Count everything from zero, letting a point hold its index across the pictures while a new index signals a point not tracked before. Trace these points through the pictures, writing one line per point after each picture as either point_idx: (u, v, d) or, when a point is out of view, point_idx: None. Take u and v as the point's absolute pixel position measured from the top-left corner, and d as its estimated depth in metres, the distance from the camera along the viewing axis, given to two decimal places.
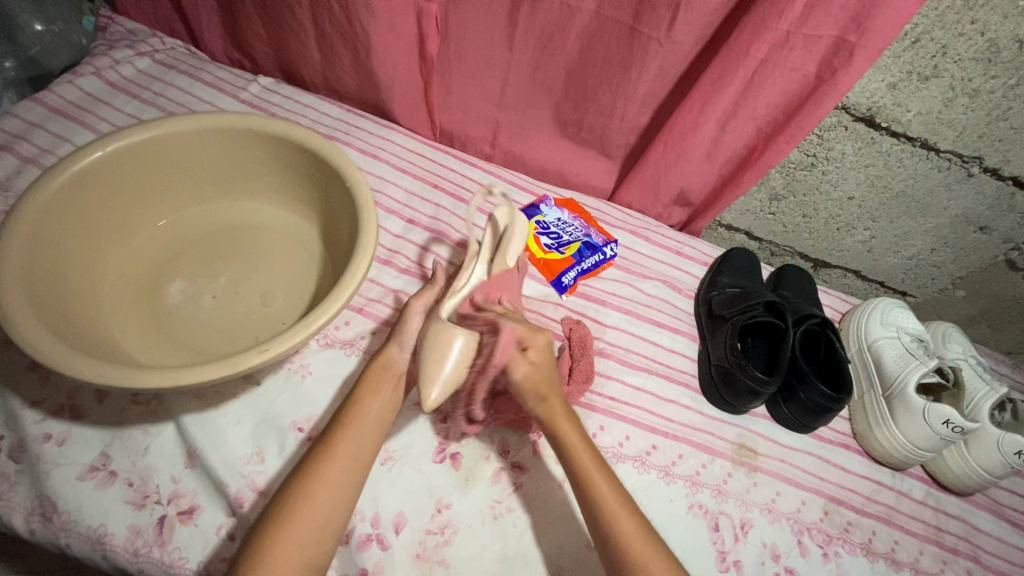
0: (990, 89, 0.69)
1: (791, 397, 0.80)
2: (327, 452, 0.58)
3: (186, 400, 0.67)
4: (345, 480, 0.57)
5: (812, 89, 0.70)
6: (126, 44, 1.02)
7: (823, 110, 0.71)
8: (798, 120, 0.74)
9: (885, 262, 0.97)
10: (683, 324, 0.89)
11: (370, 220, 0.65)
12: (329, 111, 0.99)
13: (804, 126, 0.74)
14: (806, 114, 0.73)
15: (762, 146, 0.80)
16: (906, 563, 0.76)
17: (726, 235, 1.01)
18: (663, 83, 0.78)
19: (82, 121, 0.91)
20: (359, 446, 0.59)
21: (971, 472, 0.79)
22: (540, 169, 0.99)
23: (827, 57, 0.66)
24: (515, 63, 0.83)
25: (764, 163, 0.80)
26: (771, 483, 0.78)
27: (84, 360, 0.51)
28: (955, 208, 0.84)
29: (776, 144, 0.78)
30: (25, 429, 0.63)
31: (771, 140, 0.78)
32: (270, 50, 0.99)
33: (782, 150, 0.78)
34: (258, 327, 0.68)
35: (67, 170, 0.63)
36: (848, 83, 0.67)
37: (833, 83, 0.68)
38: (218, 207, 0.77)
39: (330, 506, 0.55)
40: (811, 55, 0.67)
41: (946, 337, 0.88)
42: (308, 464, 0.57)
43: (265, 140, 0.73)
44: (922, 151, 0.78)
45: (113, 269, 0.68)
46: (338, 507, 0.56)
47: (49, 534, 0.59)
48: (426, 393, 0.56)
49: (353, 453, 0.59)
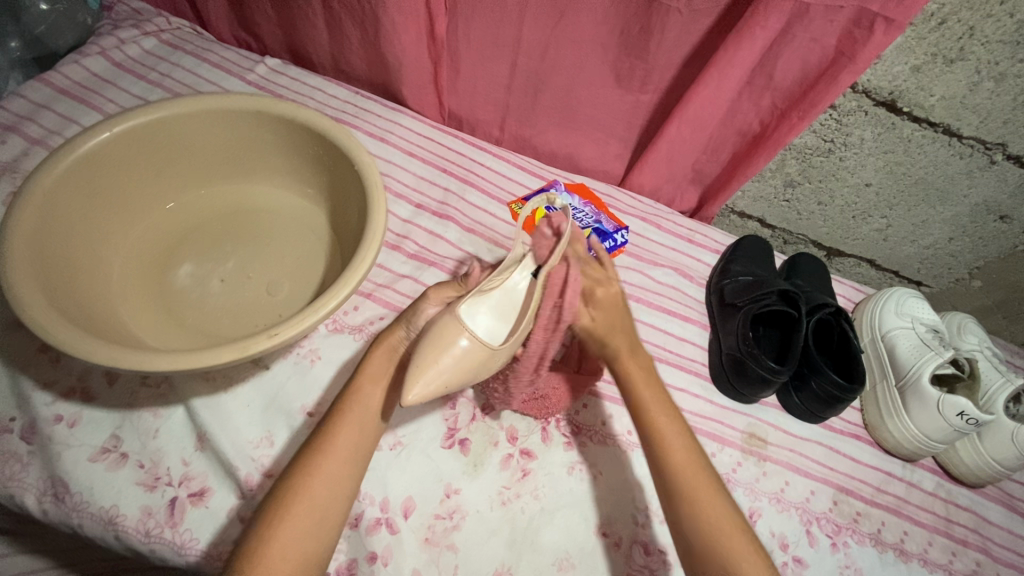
0: (1017, 73, 0.67)
1: (803, 386, 0.79)
2: (325, 433, 0.57)
3: (196, 383, 0.67)
4: (342, 475, 0.56)
5: (830, 63, 0.69)
6: (131, 24, 1.00)
7: (838, 86, 0.70)
8: (815, 94, 0.72)
9: (901, 251, 0.95)
10: (694, 312, 0.88)
11: (379, 205, 0.64)
12: (337, 93, 0.98)
13: (821, 102, 0.72)
14: (822, 89, 0.71)
15: (775, 121, 0.78)
16: (916, 554, 0.75)
17: (739, 223, 0.99)
18: (679, 63, 0.76)
19: (89, 103, 0.90)
20: (359, 438, 0.58)
21: (983, 464, 0.78)
22: (551, 153, 0.98)
23: (847, 28, 0.65)
24: (526, 43, 0.81)
25: (777, 140, 0.78)
26: (780, 473, 0.77)
27: (94, 342, 0.51)
28: (976, 196, 0.82)
29: (790, 120, 0.76)
30: (36, 411, 0.63)
31: (785, 116, 0.76)
32: (276, 30, 0.98)
33: (795, 127, 0.76)
34: (268, 311, 0.68)
35: (74, 150, 0.62)
36: (867, 56, 0.66)
37: (852, 55, 0.66)
38: (227, 189, 0.76)
39: (328, 500, 0.54)
40: (829, 25, 0.65)
41: (962, 328, 0.87)
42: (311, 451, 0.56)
43: (273, 121, 0.72)
44: (944, 137, 0.76)
45: (121, 251, 0.68)
46: (337, 501, 0.55)
47: (62, 515, 0.60)
48: (407, 390, 0.52)
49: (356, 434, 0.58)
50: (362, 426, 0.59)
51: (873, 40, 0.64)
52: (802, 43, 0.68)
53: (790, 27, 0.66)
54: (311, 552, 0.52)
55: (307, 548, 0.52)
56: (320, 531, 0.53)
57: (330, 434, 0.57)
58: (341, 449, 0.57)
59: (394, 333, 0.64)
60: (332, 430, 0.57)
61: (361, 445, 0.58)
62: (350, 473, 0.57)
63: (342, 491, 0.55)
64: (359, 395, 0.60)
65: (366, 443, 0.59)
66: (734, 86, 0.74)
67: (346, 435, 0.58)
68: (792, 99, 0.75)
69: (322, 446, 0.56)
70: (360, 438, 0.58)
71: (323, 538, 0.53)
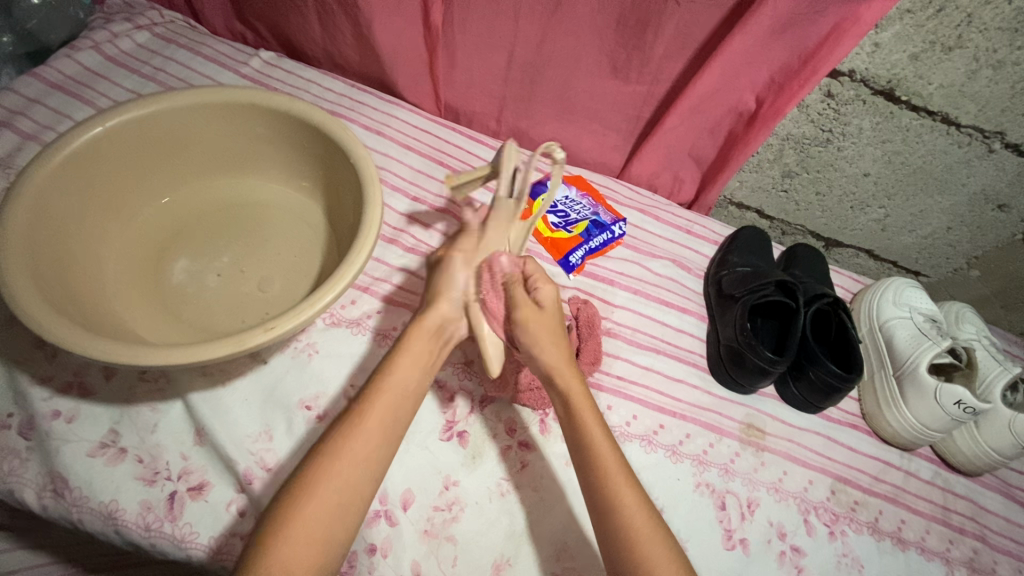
0: (1016, 60, 0.66)
1: (801, 376, 0.79)
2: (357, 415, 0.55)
3: (193, 377, 0.67)
4: (369, 460, 0.53)
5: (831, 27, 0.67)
6: (123, 17, 0.99)
7: (842, 49, 0.68)
8: (816, 61, 0.70)
9: (898, 241, 0.95)
10: (692, 304, 0.88)
11: (375, 199, 0.64)
12: (331, 86, 0.97)
13: (822, 69, 0.70)
14: (824, 55, 0.69)
15: (772, 94, 0.76)
16: (913, 542, 0.76)
17: (737, 214, 0.99)
18: (676, 53, 0.76)
19: (82, 97, 0.89)
20: (392, 420, 0.56)
21: (980, 452, 0.78)
22: (547, 145, 0.97)
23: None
24: (522, 34, 0.81)
25: (774, 112, 0.77)
26: (778, 463, 0.77)
27: (90, 337, 0.51)
28: (974, 185, 0.82)
29: (790, 90, 0.74)
30: (34, 406, 0.63)
31: (783, 88, 0.75)
32: (271, 23, 0.97)
33: (795, 94, 0.74)
34: (264, 305, 0.68)
35: (66, 145, 0.62)
36: (872, 17, 0.64)
37: (855, 19, 0.65)
38: (221, 184, 0.76)
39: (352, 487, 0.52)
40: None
41: (960, 317, 0.87)
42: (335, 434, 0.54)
43: (266, 115, 0.72)
44: (942, 126, 0.75)
45: (116, 248, 0.67)
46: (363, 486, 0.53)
47: (61, 509, 0.60)
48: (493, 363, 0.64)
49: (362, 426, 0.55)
50: (393, 409, 0.57)
51: (876, 2, 0.63)
52: (801, 20, 0.67)
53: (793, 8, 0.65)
54: (334, 538, 0.50)
55: (332, 532, 0.50)
56: (341, 517, 0.51)
57: (360, 416, 0.55)
58: (370, 435, 0.54)
59: (434, 311, 0.64)
60: (360, 411, 0.55)
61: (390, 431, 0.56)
62: (378, 457, 0.54)
63: (366, 478, 0.53)
64: (390, 378, 0.58)
65: (397, 426, 0.57)
66: (734, 70, 0.73)
67: (374, 422, 0.55)
68: (790, 72, 0.73)
69: (352, 428, 0.54)
70: (391, 421, 0.56)
71: (348, 521, 0.51)
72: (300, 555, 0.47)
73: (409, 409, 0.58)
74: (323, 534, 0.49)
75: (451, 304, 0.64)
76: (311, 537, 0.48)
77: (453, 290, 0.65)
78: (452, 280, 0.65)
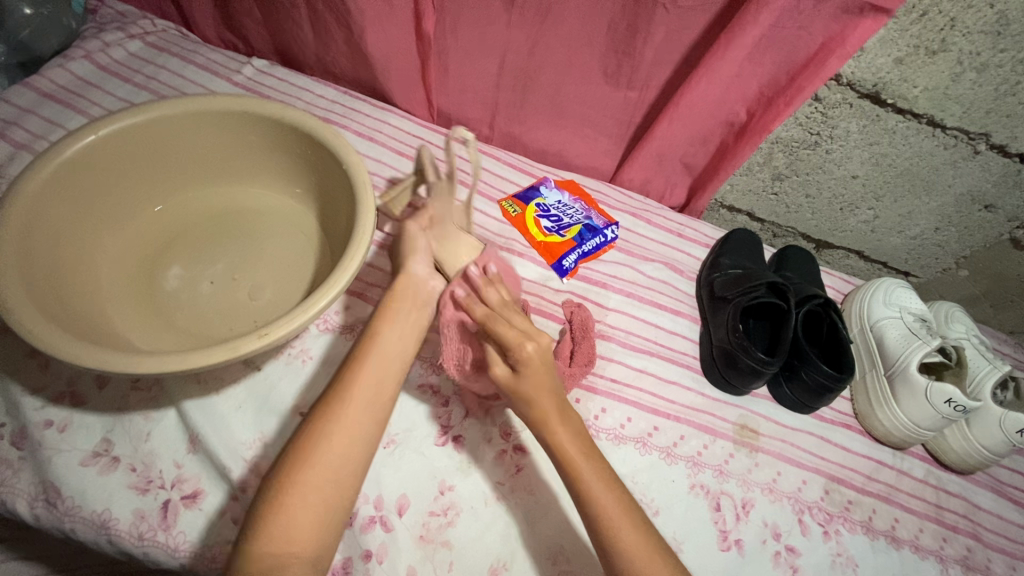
0: (999, 63, 0.67)
1: (793, 377, 0.79)
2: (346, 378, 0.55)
3: (187, 385, 0.67)
4: (363, 423, 0.53)
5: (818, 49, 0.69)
6: (115, 27, 1.00)
7: (827, 70, 0.70)
8: (803, 79, 0.72)
9: (888, 241, 0.96)
10: (684, 306, 0.89)
11: (368, 204, 0.64)
12: (324, 93, 0.98)
13: (808, 87, 0.72)
14: (811, 73, 0.71)
15: (761, 109, 0.78)
16: (907, 540, 0.76)
17: (728, 217, 1.00)
18: (667, 59, 0.76)
19: (74, 106, 0.89)
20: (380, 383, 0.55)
21: (971, 450, 0.79)
22: (540, 150, 0.98)
23: (834, 16, 0.65)
24: (513, 41, 0.81)
25: (762, 127, 0.78)
26: (772, 463, 0.78)
27: (83, 346, 0.51)
28: (960, 185, 0.83)
29: (777, 106, 0.76)
30: (26, 416, 0.63)
31: (771, 102, 0.76)
32: (263, 31, 0.98)
33: (780, 112, 0.76)
34: (257, 311, 0.68)
35: (59, 154, 0.62)
36: (856, 41, 0.67)
37: (841, 40, 0.67)
38: (214, 192, 0.76)
39: (345, 446, 0.51)
40: (819, 15, 0.66)
41: (949, 317, 0.88)
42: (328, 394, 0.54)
43: (259, 122, 0.72)
44: (928, 128, 0.77)
45: (109, 255, 0.67)
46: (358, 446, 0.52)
47: (55, 520, 0.59)
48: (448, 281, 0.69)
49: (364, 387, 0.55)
50: (382, 370, 0.56)
51: (863, 24, 0.65)
52: (790, 30, 0.68)
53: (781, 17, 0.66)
54: (331, 504, 0.50)
55: (326, 494, 0.50)
56: (334, 480, 0.50)
57: (349, 378, 0.55)
58: (362, 391, 0.54)
59: (406, 274, 0.67)
60: (352, 370, 0.56)
61: (379, 389, 0.55)
62: (370, 418, 0.54)
63: (362, 440, 0.52)
64: (378, 339, 0.59)
65: (388, 386, 0.56)
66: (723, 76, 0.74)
67: (365, 378, 0.55)
68: (778, 88, 0.75)
69: (342, 392, 0.54)
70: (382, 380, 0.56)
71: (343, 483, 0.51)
72: (298, 521, 0.48)
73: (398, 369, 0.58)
74: (318, 496, 0.49)
75: (420, 264, 0.68)
76: (304, 499, 0.49)
77: (419, 253, 0.69)
78: (415, 244, 0.70)
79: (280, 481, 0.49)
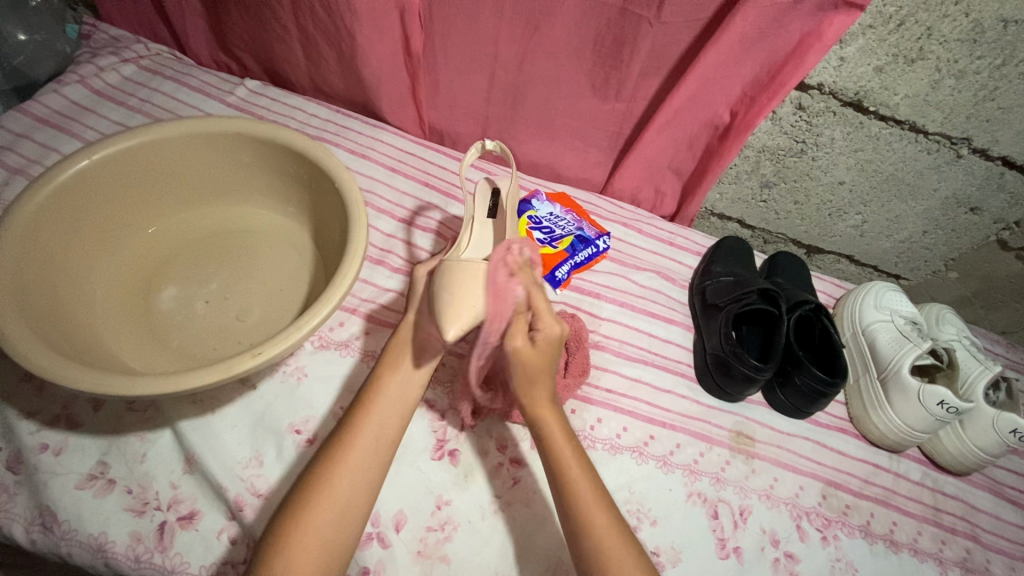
0: (976, 70, 0.69)
1: (787, 382, 0.80)
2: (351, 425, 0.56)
3: (183, 406, 0.67)
4: (367, 465, 0.54)
5: (795, 45, 0.69)
6: (109, 51, 1.01)
7: (808, 64, 0.70)
8: (784, 75, 0.72)
9: (877, 245, 0.97)
10: (677, 314, 0.89)
11: (360, 219, 0.65)
12: (316, 112, 0.99)
13: (790, 82, 0.72)
14: (791, 68, 0.71)
15: (744, 108, 0.78)
16: (906, 544, 0.76)
17: (719, 224, 1.01)
18: (652, 71, 0.78)
19: (68, 130, 0.90)
20: (382, 428, 0.57)
21: (967, 451, 0.79)
22: (531, 164, 0.99)
23: (811, 13, 0.66)
24: (502, 58, 0.83)
25: (746, 124, 0.79)
26: (768, 470, 0.78)
27: (77, 369, 0.51)
28: (945, 189, 0.84)
29: (760, 103, 0.76)
30: (22, 440, 0.63)
31: (753, 101, 0.77)
32: (255, 52, 0.99)
33: (764, 107, 0.76)
34: (251, 330, 0.68)
35: (52, 179, 0.63)
36: (834, 35, 0.67)
37: (818, 35, 0.67)
38: (208, 212, 0.77)
39: (351, 492, 0.53)
40: (797, 13, 0.66)
41: (940, 319, 0.88)
42: (332, 444, 0.55)
43: (251, 143, 0.73)
44: (911, 134, 0.78)
45: (104, 278, 0.68)
46: (361, 492, 0.53)
47: (50, 544, 0.59)
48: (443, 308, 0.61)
49: (371, 434, 0.56)
50: (387, 411, 0.58)
51: (837, 19, 0.65)
52: (767, 34, 0.68)
53: (760, 23, 0.67)
54: (330, 547, 0.51)
55: (329, 539, 0.51)
56: (339, 525, 0.51)
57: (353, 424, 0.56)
58: (365, 438, 0.56)
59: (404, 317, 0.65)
60: (360, 415, 0.57)
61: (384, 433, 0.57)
62: (376, 461, 0.55)
63: (367, 482, 0.54)
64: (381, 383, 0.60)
65: (391, 429, 0.58)
66: (708, 85, 0.75)
67: (369, 426, 0.56)
68: (760, 86, 0.75)
69: (348, 435, 0.56)
70: (385, 423, 0.57)
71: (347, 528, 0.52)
72: (300, 561, 0.49)
73: (401, 414, 0.59)
74: (322, 541, 0.50)
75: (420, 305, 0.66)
76: (306, 546, 0.49)
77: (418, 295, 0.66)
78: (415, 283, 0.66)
79: (286, 520, 0.50)
